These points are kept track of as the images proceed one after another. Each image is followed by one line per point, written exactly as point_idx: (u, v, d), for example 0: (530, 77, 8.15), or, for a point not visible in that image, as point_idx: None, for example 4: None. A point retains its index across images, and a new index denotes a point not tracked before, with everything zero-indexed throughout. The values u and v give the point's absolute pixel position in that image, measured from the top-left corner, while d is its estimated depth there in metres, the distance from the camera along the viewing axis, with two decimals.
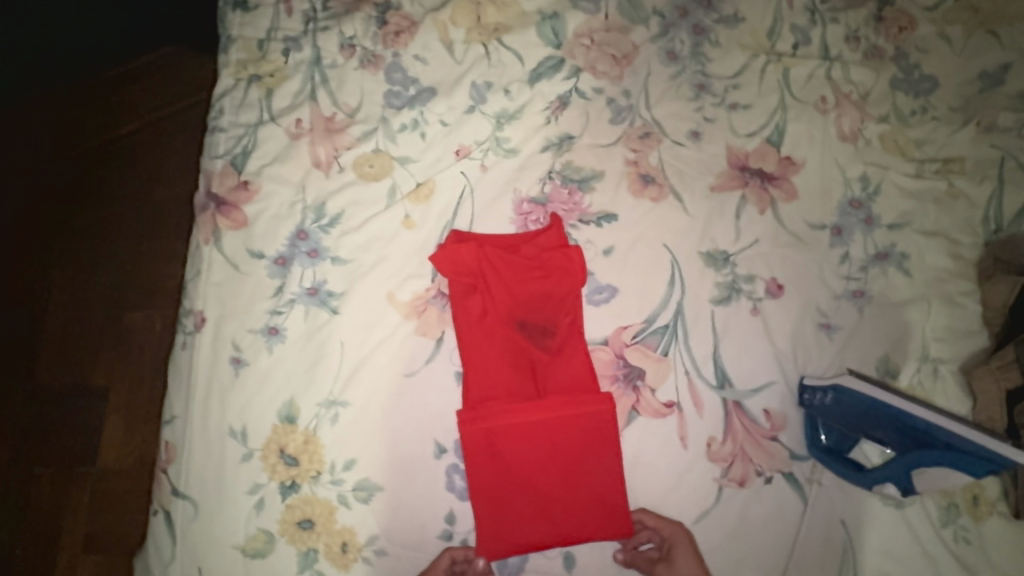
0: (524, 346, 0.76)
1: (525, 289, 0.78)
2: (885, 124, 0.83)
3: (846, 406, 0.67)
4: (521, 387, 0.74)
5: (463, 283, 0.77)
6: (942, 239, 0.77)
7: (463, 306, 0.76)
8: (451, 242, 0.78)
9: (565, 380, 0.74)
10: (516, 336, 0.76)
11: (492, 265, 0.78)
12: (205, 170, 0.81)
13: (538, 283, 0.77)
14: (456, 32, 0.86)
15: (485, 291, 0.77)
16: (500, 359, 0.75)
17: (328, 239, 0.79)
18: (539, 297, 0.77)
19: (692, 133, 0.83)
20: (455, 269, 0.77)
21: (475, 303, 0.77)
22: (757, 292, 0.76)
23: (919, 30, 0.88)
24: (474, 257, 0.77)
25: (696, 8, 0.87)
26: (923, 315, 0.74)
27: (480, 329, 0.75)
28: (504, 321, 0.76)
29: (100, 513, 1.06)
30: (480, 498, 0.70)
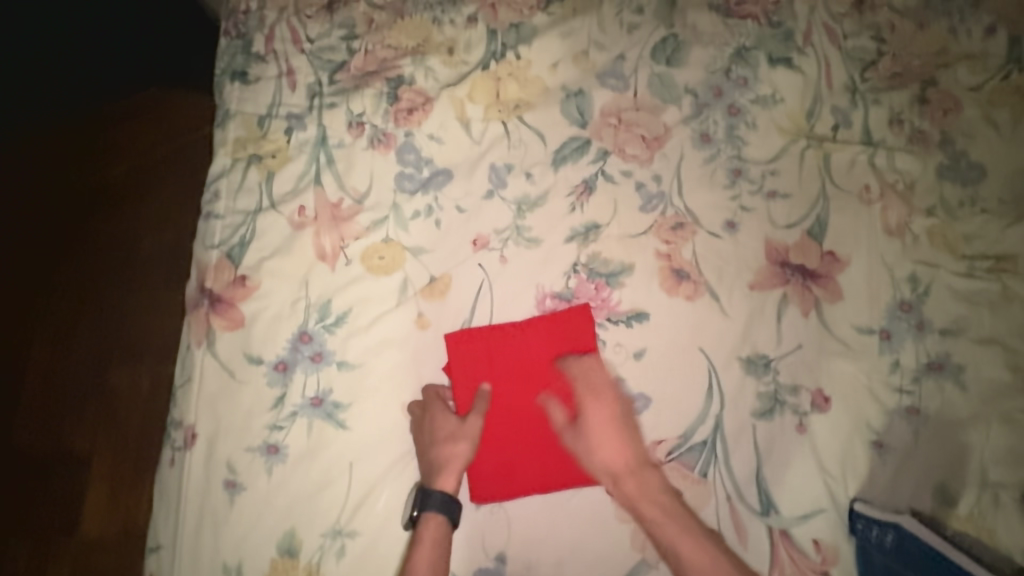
0: (546, 455, 0.69)
1: (545, 393, 0.71)
2: (932, 218, 0.78)
3: (907, 551, 0.62)
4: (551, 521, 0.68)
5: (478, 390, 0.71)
6: (998, 348, 0.72)
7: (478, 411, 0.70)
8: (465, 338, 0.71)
9: (594, 508, 0.68)
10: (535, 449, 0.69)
11: (508, 364, 0.72)
12: (199, 263, 0.74)
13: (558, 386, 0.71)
14: (474, 109, 0.80)
15: (501, 399, 0.71)
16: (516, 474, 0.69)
17: (334, 340, 0.72)
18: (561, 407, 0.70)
19: (728, 223, 0.77)
20: (469, 373, 0.71)
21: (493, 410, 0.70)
22: (803, 406, 0.70)
23: (965, 113, 0.83)
24: (490, 361, 0.71)
25: (731, 86, 0.82)
26: (981, 435, 0.69)
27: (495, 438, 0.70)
28: (526, 434, 0.70)
29: None
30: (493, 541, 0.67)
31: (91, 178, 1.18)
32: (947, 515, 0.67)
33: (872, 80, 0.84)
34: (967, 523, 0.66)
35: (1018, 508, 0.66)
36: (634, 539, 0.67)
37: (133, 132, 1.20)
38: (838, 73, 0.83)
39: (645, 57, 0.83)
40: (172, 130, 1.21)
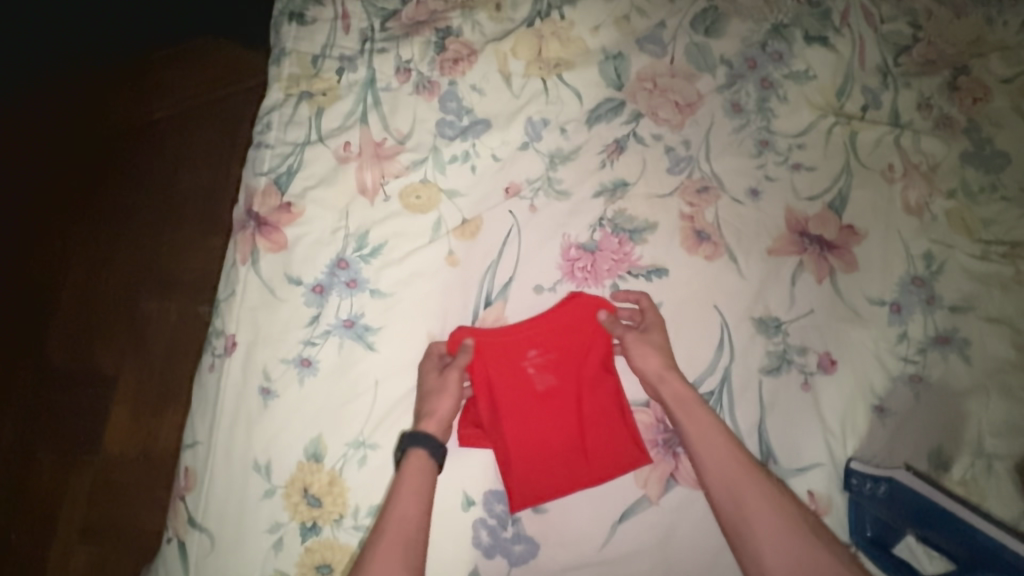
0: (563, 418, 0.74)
1: (562, 366, 0.74)
2: (953, 200, 0.80)
3: (900, 502, 0.65)
4: (567, 475, 0.71)
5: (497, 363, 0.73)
6: (1005, 328, 0.74)
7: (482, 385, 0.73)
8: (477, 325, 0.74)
9: (605, 451, 0.71)
10: (545, 428, 0.73)
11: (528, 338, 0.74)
12: (249, 188, 0.79)
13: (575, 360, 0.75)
14: (516, 63, 0.84)
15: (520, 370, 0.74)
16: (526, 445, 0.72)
17: (369, 269, 0.76)
18: (563, 379, 0.74)
19: (751, 191, 0.80)
20: (485, 352, 0.73)
21: (513, 379, 0.74)
22: (810, 366, 0.73)
23: (994, 103, 0.84)
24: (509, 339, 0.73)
25: (766, 60, 0.84)
26: (980, 407, 0.71)
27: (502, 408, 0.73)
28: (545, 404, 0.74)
29: (99, 502, 1.05)
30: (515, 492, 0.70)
31: (133, 120, 1.23)
32: (940, 478, 0.69)
33: (906, 64, 0.86)
34: (959, 486, 0.69)
35: (1010, 478, 0.68)
36: (638, 476, 0.71)
37: (177, 77, 1.25)
38: (872, 54, 0.86)
39: (684, 26, 0.85)
40: (215, 80, 1.26)
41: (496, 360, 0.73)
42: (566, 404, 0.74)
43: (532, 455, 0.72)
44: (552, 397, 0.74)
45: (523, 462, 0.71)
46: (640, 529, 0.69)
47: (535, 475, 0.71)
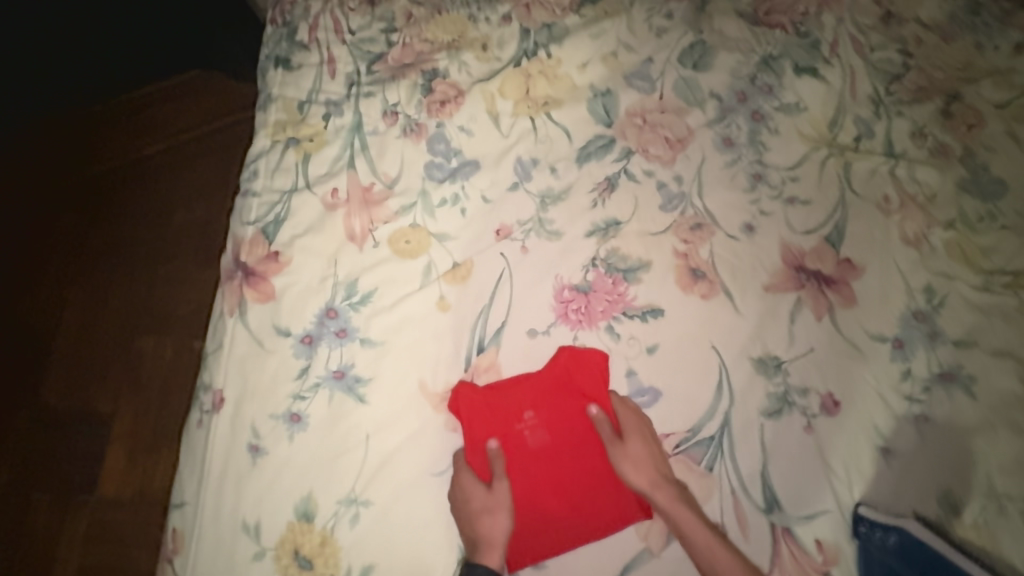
0: (564, 474, 0.71)
1: (558, 421, 0.73)
2: (952, 231, 0.79)
3: (910, 554, 0.63)
4: (574, 528, 0.69)
5: (491, 422, 0.72)
6: (1012, 362, 0.72)
7: (481, 437, 0.71)
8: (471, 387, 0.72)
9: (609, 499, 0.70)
10: (551, 485, 0.71)
11: (523, 396, 0.73)
12: (235, 237, 0.78)
13: (569, 412, 0.73)
14: (504, 103, 0.83)
15: (517, 427, 0.72)
16: (534, 499, 0.70)
17: (359, 318, 0.75)
18: (564, 434, 0.72)
19: (746, 226, 0.79)
20: (477, 412, 0.71)
21: (513, 438, 0.72)
22: (812, 407, 0.71)
23: (989, 129, 0.83)
24: (498, 398, 0.72)
25: (756, 93, 0.84)
26: (990, 446, 0.69)
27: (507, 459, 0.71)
28: (548, 459, 0.72)
29: (94, 547, 1.02)
30: (527, 546, 0.69)
31: (128, 154, 1.23)
32: (952, 523, 0.67)
33: (897, 92, 0.85)
34: (971, 532, 0.66)
35: None
36: (639, 528, 0.69)
37: (171, 112, 1.25)
38: (863, 84, 0.85)
39: (673, 61, 0.85)
40: (207, 112, 1.26)
41: (488, 415, 0.72)
42: (567, 460, 0.72)
43: (537, 511, 0.70)
44: (552, 453, 0.72)
45: (529, 517, 0.70)
46: None
47: (544, 536, 0.69)
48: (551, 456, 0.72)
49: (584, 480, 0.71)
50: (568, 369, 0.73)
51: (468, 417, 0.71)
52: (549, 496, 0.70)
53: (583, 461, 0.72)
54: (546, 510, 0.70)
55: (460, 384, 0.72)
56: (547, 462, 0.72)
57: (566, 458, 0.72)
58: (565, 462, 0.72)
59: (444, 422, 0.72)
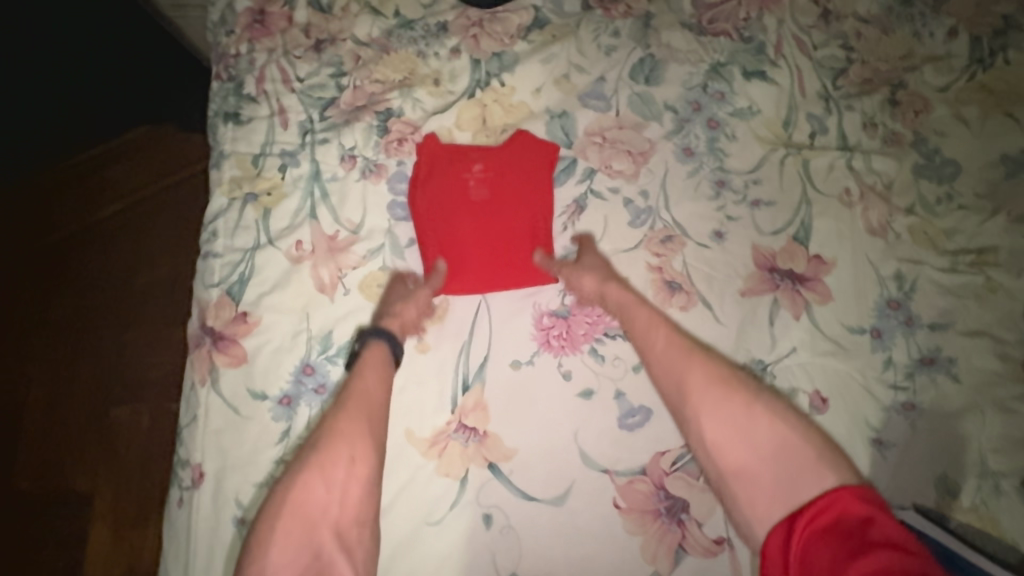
0: (497, 210, 0.78)
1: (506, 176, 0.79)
2: (913, 216, 0.80)
3: None
4: (480, 276, 0.77)
5: (448, 167, 0.79)
6: (987, 339, 0.74)
7: (432, 179, 0.79)
8: (437, 149, 0.80)
9: (516, 267, 0.77)
10: (482, 216, 0.78)
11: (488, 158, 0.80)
12: (200, 301, 0.75)
13: (515, 172, 0.79)
14: (463, 136, 0.83)
15: (467, 176, 0.79)
16: (447, 247, 0.77)
17: (337, 370, 0.73)
18: (498, 195, 0.79)
19: (715, 233, 0.79)
20: (438, 158, 0.80)
21: (459, 183, 0.79)
22: (802, 408, 0.71)
23: (935, 113, 0.86)
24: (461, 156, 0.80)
25: (709, 101, 0.85)
26: (977, 426, 0.70)
27: (427, 250, 0.77)
28: (483, 215, 0.78)
29: None
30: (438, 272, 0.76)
31: (82, 220, 1.18)
32: (951, 508, 0.67)
33: (844, 86, 0.87)
34: (971, 515, 0.67)
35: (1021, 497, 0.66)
36: (645, 552, 0.67)
37: (123, 171, 1.21)
38: (811, 81, 0.86)
39: (625, 77, 0.85)
40: (161, 168, 1.22)
41: (445, 167, 0.80)
42: (502, 214, 0.78)
43: (456, 244, 0.77)
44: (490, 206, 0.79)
45: (445, 261, 0.77)
46: None
47: (453, 282, 0.76)
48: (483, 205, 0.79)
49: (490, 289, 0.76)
50: (521, 149, 0.80)
51: (435, 156, 0.80)
52: (465, 244, 0.77)
53: (512, 200, 0.79)
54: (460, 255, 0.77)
55: (431, 140, 0.80)
56: (491, 269, 0.77)
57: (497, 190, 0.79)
58: (502, 202, 0.79)
59: (436, 467, 0.70)
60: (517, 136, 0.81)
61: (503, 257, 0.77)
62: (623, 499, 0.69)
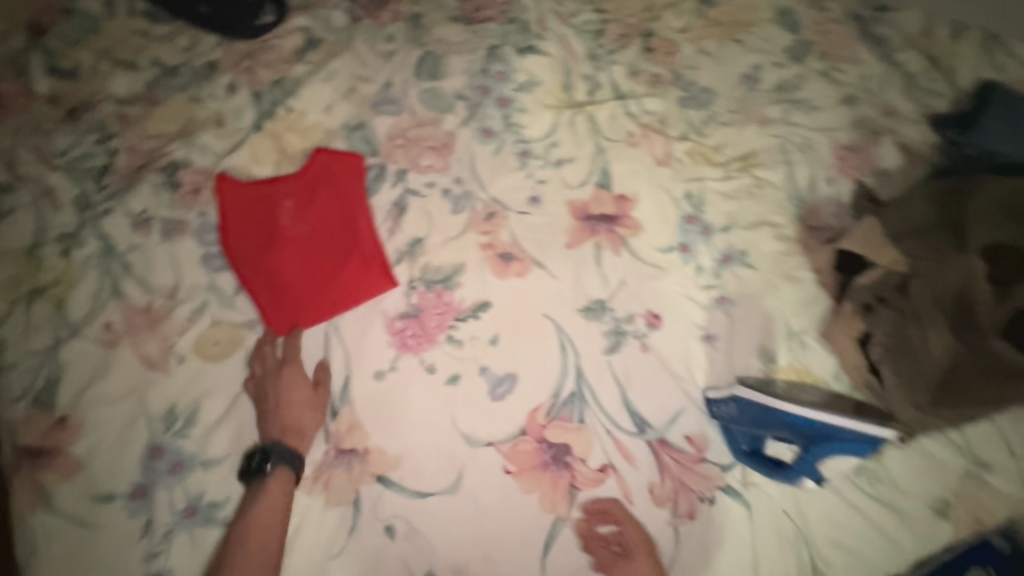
0: (314, 231, 0.78)
1: (312, 196, 0.80)
2: (688, 141, 0.92)
3: (746, 413, 0.73)
4: (317, 301, 0.76)
5: (250, 200, 0.78)
6: (766, 227, 0.87)
7: (236, 218, 0.77)
8: (233, 187, 0.78)
9: (350, 281, 0.77)
10: (297, 241, 0.78)
11: (288, 183, 0.80)
12: (3, 422, 0.66)
13: (320, 190, 0.80)
14: (262, 169, 0.80)
15: (273, 207, 0.78)
16: (281, 288, 0.75)
17: (191, 443, 0.68)
18: (311, 219, 0.79)
19: (532, 199, 0.85)
20: (238, 195, 0.78)
21: (266, 215, 0.78)
22: (640, 329, 0.79)
23: (683, 51, 0.99)
24: (261, 189, 0.79)
25: (495, 81, 0.90)
26: (777, 299, 0.82)
27: (256, 294, 0.75)
28: (300, 239, 0.78)
29: None
30: (275, 311, 0.75)
31: None
32: (773, 371, 0.79)
33: (606, 44, 0.97)
34: (788, 371, 0.80)
35: (822, 345, 0.82)
36: (543, 501, 0.71)
37: None
38: (577, 45, 0.96)
39: (409, 76, 0.88)
40: None
41: (247, 203, 0.78)
42: (318, 232, 0.78)
43: (287, 280, 0.76)
44: (304, 229, 0.78)
45: (278, 298, 0.75)
46: (566, 551, 0.70)
47: (294, 316, 0.75)
48: (299, 233, 0.78)
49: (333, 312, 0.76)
50: (321, 168, 0.81)
51: (234, 195, 0.78)
52: (294, 277, 0.76)
53: (326, 217, 0.79)
54: (293, 288, 0.76)
55: (225, 179, 0.78)
56: (329, 288, 0.77)
57: (309, 213, 0.79)
58: (317, 223, 0.79)
59: (325, 500, 0.69)
60: (315, 158, 0.81)
61: (333, 276, 0.77)
62: (511, 463, 0.73)
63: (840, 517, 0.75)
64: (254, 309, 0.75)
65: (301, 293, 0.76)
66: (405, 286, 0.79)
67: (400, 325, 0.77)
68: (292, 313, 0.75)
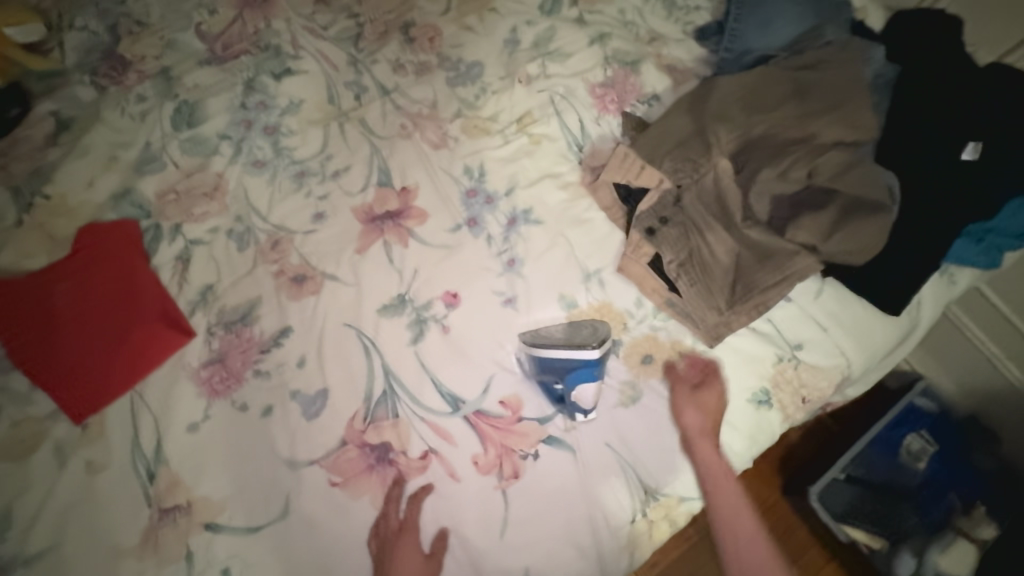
0: (95, 306, 0.79)
1: (86, 273, 0.81)
2: (462, 118, 0.94)
3: (526, 361, 0.79)
4: (109, 370, 0.76)
5: (22, 294, 0.78)
6: (549, 180, 0.89)
7: (9, 316, 0.77)
8: (1, 286, 0.78)
9: (138, 341, 0.78)
10: (79, 320, 0.78)
11: (59, 267, 0.81)
12: None
13: (93, 265, 0.81)
14: (35, 262, 0.81)
15: (47, 294, 0.79)
16: (69, 368, 0.76)
17: (8, 545, 0.68)
18: (90, 295, 0.80)
19: (316, 216, 0.86)
20: (8, 293, 0.78)
21: (41, 304, 0.78)
22: (440, 311, 0.81)
23: (445, 33, 1.01)
24: (31, 280, 0.79)
25: (257, 113, 0.91)
26: (568, 247, 0.85)
27: (45, 382, 0.75)
28: (81, 318, 0.79)
29: None
30: (68, 391, 0.75)
31: None
32: (578, 315, 0.82)
33: (365, 46, 0.98)
34: (592, 311, 0.82)
35: (618, 279, 0.84)
36: (373, 502, 0.72)
37: None
38: (336, 55, 0.97)
39: (168, 132, 0.89)
40: None
41: (19, 298, 0.78)
42: (99, 306, 0.79)
43: (75, 359, 0.76)
44: (84, 307, 0.79)
45: (67, 379, 0.76)
46: None
47: (87, 392, 0.75)
48: (79, 312, 0.79)
49: (127, 375, 0.77)
50: (91, 244, 0.82)
51: (3, 293, 0.78)
52: (81, 355, 0.77)
53: (104, 288, 0.80)
54: (81, 366, 0.76)
55: None
56: (119, 354, 0.77)
57: (86, 290, 0.80)
58: (96, 297, 0.80)
59: (157, 563, 0.69)
60: (83, 236, 0.82)
61: (120, 342, 0.78)
62: (335, 476, 0.73)
63: (666, 436, 0.77)
64: (49, 397, 0.75)
65: (91, 367, 0.76)
66: (202, 334, 0.80)
67: (207, 373, 0.78)
68: (85, 389, 0.75)
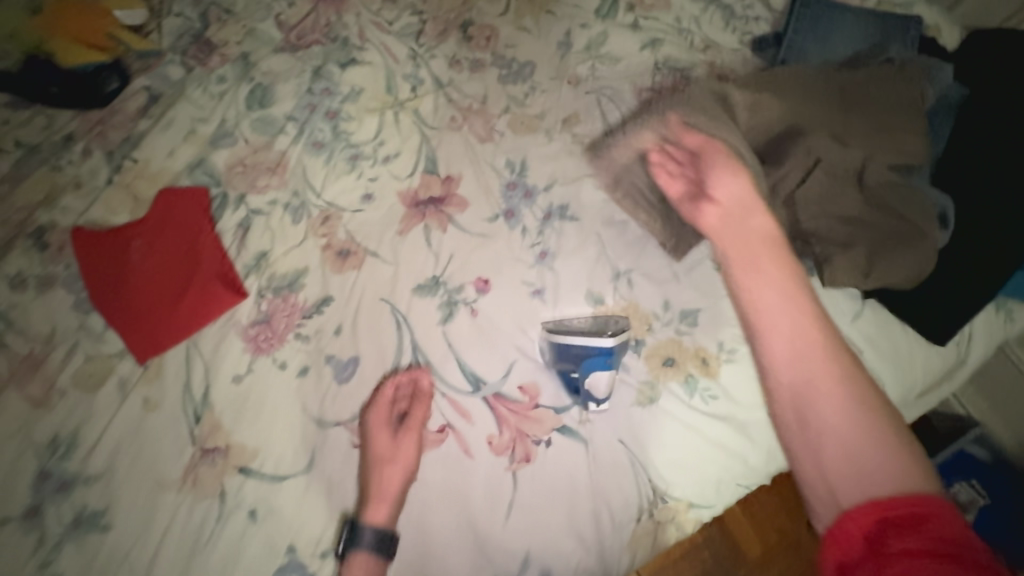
0: (165, 261, 0.88)
1: (161, 232, 0.90)
2: (509, 114, 0.97)
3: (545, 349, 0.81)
4: (171, 319, 0.85)
5: (106, 245, 0.89)
6: (588, 179, 0.91)
7: (95, 263, 0.87)
8: (91, 237, 0.89)
9: (198, 295, 0.86)
10: (150, 273, 0.87)
11: (139, 224, 0.90)
12: None
13: (167, 225, 0.90)
14: (119, 219, 0.91)
15: (127, 247, 0.89)
16: (139, 314, 0.85)
17: (73, 464, 0.77)
18: (162, 251, 0.89)
19: (364, 197, 0.92)
20: (96, 243, 0.89)
21: (121, 255, 0.88)
22: (470, 295, 0.85)
23: (502, 33, 1.05)
24: (115, 234, 0.89)
25: (321, 98, 0.98)
26: (599, 246, 0.87)
27: (118, 324, 0.84)
28: (153, 270, 0.88)
29: None
30: (135, 334, 0.84)
31: None
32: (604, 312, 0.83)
33: (426, 42, 1.04)
34: (618, 310, 0.83)
35: (646, 281, 0.85)
36: None
37: None
38: (397, 49, 1.03)
39: (241, 110, 0.97)
40: None
41: (105, 248, 0.88)
42: (169, 261, 0.88)
43: (143, 307, 0.85)
44: (156, 261, 0.88)
45: (136, 324, 0.84)
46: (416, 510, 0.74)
47: (151, 337, 0.84)
48: (151, 265, 0.88)
49: (186, 325, 0.84)
50: (167, 206, 0.91)
51: (92, 243, 0.88)
52: (149, 303, 0.86)
53: (175, 247, 0.89)
54: (148, 313, 0.85)
55: (83, 231, 0.89)
56: (180, 305, 0.85)
57: (159, 247, 0.89)
58: (167, 254, 0.89)
59: (195, 496, 0.75)
60: (159, 199, 0.91)
61: (183, 296, 0.86)
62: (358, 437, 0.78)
63: (679, 440, 0.77)
64: (118, 337, 0.84)
65: (156, 315, 0.85)
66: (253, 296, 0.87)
67: (253, 333, 0.84)
68: (150, 334, 0.84)
